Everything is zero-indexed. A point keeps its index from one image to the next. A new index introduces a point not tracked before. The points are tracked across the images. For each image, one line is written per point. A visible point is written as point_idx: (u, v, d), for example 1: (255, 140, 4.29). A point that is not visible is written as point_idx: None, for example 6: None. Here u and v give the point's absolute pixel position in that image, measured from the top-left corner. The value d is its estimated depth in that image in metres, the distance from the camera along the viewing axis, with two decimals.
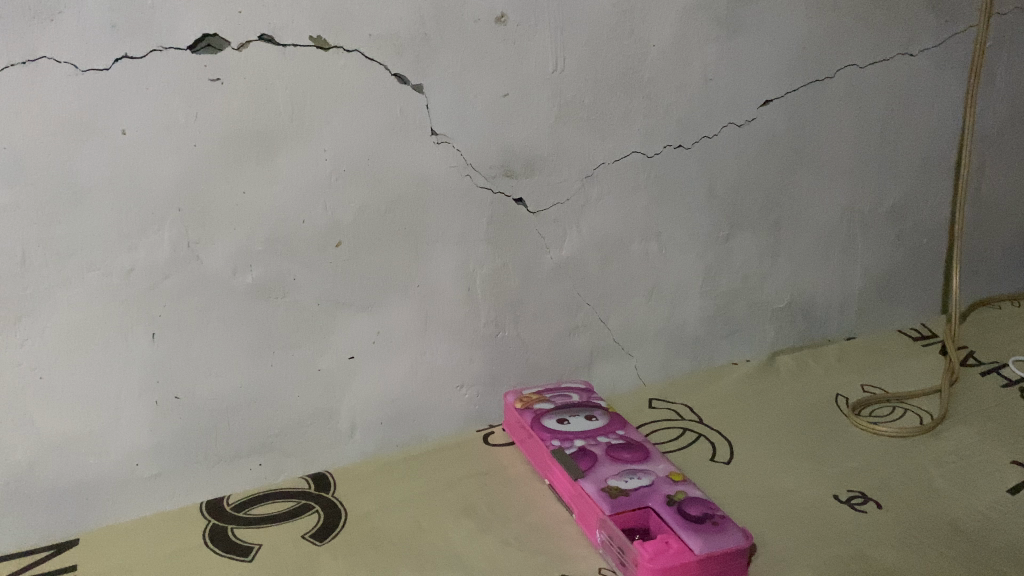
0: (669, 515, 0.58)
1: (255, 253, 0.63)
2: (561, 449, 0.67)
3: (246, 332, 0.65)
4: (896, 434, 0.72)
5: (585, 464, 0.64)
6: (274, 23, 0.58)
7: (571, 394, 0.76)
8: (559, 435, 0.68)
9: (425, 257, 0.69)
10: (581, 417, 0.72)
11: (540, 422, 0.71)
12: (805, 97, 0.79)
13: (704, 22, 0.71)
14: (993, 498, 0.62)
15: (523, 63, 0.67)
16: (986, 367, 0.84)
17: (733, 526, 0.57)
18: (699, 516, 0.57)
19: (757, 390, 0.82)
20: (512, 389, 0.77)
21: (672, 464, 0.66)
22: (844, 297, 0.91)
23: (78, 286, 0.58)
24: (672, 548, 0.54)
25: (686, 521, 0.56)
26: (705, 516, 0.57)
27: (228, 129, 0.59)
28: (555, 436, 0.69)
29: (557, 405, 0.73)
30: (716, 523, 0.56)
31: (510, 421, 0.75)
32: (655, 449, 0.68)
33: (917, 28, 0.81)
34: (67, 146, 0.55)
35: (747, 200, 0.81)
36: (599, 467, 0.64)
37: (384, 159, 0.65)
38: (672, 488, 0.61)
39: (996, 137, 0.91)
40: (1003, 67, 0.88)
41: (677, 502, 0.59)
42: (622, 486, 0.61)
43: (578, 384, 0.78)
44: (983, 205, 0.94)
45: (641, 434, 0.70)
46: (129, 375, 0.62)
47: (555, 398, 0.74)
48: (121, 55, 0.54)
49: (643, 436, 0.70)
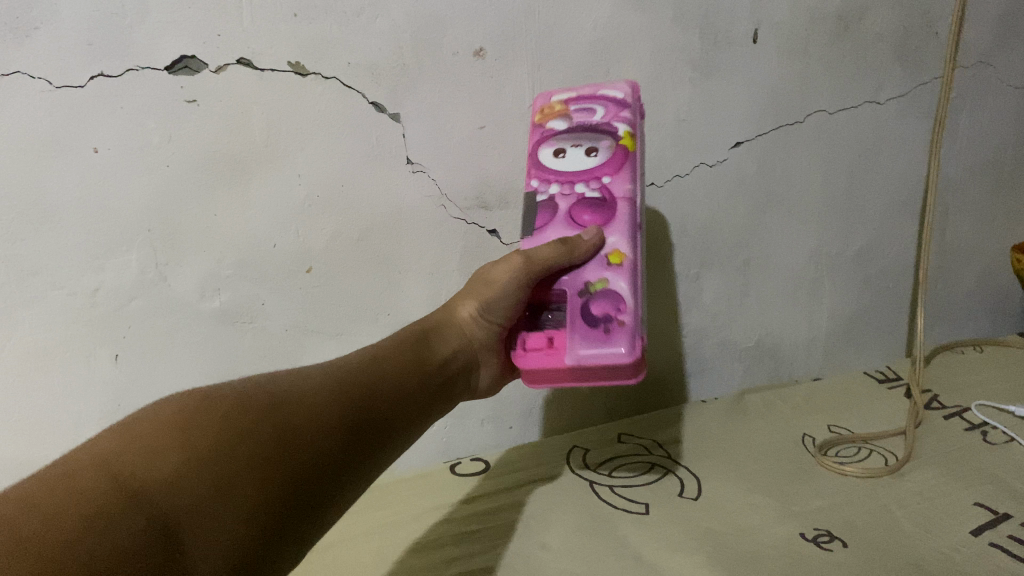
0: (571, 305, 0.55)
1: (224, 277, 0.63)
2: (533, 202, 0.59)
3: (212, 357, 0.65)
4: (863, 475, 0.72)
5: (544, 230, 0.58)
6: (253, 48, 0.58)
7: (598, 109, 0.61)
8: (543, 176, 0.60)
9: (397, 286, 0.69)
10: (587, 147, 0.59)
11: (534, 147, 0.61)
12: (774, 140, 0.80)
13: (678, 64, 0.73)
14: (956, 539, 0.62)
15: (500, 97, 0.67)
16: (950, 411, 0.84)
17: (623, 335, 0.52)
18: (595, 319, 0.53)
19: (725, 427, 0.82)
20: (635, 87, 0.63)
21: (627, 223, 0.57)
22: (811, 338, 0.92)
23: (42, 305, 0.59)
24: (545, 359, 0.53)
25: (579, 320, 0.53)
26: (602, 318, 0.53)
27: (203, 151, 0.59)
28: (543, 182, 0.59)
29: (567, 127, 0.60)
30: (608, 331, 0.52)
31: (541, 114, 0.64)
32: (628, 210, 0.57)
33: (884, 78, 0.83)
34: (38, 163, 0.55)
35: (717, 239, 0.82)
36: (547, 232, 0.58)
37: (357, 189, 0.65)
38: (594, 272, 0.55)
39: (958, 186, 0.93)
40: (965, 118, 0.90)
41: (586, 294, 0.54)
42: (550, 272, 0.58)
43: (631, 105, 0.61)
44: (946, 252, 0.96)
45: (627, 190, 0.58)
46: (90, 399, 0.63)
47: (580, 109, 0.61)
48: (97, 73, 0.54)
49: (639, 194, 0.58)
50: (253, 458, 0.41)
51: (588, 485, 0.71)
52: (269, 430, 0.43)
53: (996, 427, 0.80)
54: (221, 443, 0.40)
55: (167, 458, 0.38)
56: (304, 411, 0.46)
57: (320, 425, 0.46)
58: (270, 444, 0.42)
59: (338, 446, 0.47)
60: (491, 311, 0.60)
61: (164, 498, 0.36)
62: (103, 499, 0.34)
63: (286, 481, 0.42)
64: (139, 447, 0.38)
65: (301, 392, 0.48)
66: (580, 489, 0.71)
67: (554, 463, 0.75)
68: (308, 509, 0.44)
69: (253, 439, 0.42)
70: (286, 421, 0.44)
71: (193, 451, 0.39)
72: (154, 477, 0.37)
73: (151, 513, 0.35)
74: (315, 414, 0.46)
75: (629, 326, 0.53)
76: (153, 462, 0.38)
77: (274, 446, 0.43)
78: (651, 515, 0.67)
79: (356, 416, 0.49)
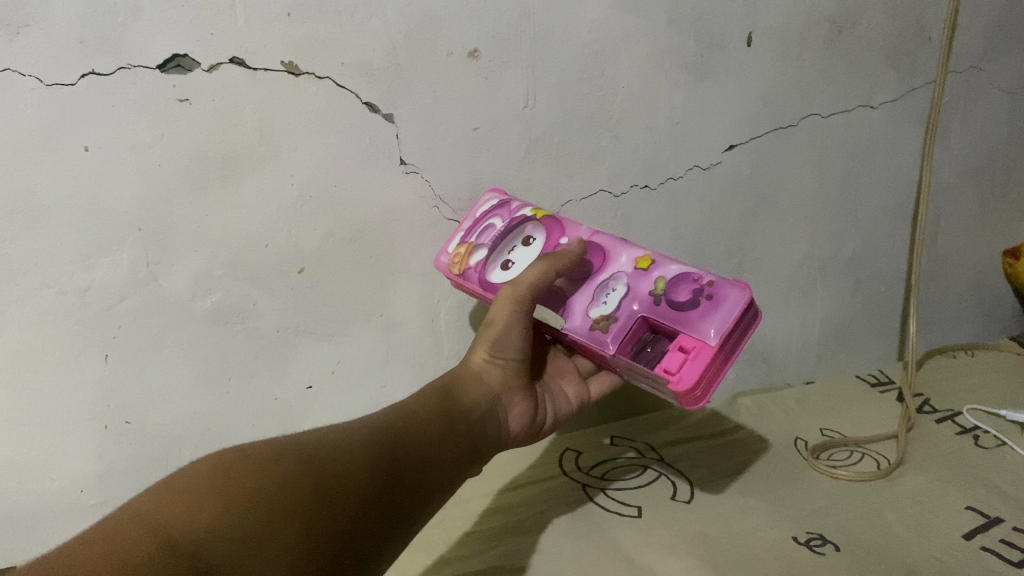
0: (659, 310, 0.57)
1: (215, 277, 0.63)
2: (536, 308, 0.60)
3: (203, 358, 0.65)
4: (855, 479, 0.72)
5: (572, 308, 0.60)
6: (247, 46, 0.57)
7: (493, 221, 0.65)
8: None
9: (390, 288, 0.69)
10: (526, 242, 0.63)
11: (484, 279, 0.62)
12: (768, 143, 0.80)
13: (672, 67, 0.72)
14: (949, 542, 0.62)
15: (494, 99, 0.66)
16: (942, 414, 0.85)
17: (725, 288, 0.57)
18: (692, 298, 0.57)
19: (717, 429, 0.82)
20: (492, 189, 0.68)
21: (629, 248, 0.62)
22: (803, 341, 0.92)
23: (31, 304, 0.58)
24: (699, 363, 0.53)
25: (675, 310, 0.56)
26: (695, 296, 0.57)
27: (195, 151, 0.58)
28: None
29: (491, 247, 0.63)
30: (712, 296, 0.56)
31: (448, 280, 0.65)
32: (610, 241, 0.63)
33: (877, 83, 0.83)
34: (28, 162, 0.54)
35: (710, 242, 0.82)
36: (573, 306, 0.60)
37: (349, 189, 0.64)
38: (647, 279, 0.59)
39: (950, 191, 0.94)
40: (957, 123, 0.90)
41: (662, 295, 0.58)
42: (605, 311, 0.58)
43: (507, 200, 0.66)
44: (937, 256, 0.96)
45: (585, 229, 0.63)
46: (80, 400, 0.62)
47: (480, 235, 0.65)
48: (88, 71, 0.54)
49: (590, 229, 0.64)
50: (287, 509, 0.42)
51: (581, 488, 0.71)
52: (304, 481, 0.44)
53: (987, 431, 0.80)
54: (257, 495, 0.41)
55: (205, 510, 0.39)
56: (336, 457, 0.47)
57: (354, 470, 0.47)
58: (310, 495, 0.43)
59: (375, 490, 0.47)
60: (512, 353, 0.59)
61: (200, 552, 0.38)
62: (139, 552, 0.36)
63: (326, 531, 0.43)
64: (178, 502, 0.39)
65: (336, 441, 0.49)
66: (573, 491, 0.70)
67: (546, 466, 0.75)
68: (348, 558, 0.44)
69: (289, 490, 0.43)
70: (320, 471, 0.45)
71: (230, 503, 0.40)
72: (192, 530, 0.38)
73: (187, 566, 0.37)
74: (350, 461, 0.47)
75: (715, 286, 0.57)
76: (189, 515, 0.39)
77: (307, 493, 0.43)
78: (644, 518, 0.66)
79: (390, 462, 0.49)
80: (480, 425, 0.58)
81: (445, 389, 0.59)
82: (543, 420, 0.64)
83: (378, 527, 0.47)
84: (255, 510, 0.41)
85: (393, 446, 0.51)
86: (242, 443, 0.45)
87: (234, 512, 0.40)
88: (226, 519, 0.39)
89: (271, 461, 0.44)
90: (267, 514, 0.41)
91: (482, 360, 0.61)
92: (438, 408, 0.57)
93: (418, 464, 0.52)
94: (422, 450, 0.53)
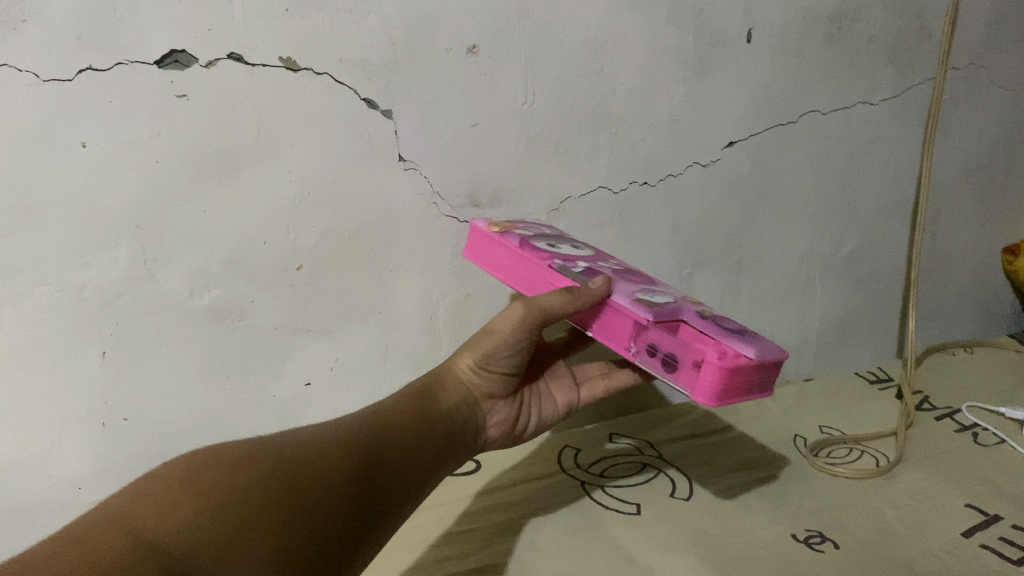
0: (705, 321, 0.53)
1: (213, 275, 0.62)
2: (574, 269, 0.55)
3: (200, 356, 0.65)
4: (854, 476, 0.72)
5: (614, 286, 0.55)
6: (244, 42, 0.57)
7: (542, 230, 0.65)
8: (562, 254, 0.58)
9: (388, 285, 0.69)
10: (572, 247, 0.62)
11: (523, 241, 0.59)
12: (768, 141, 0.80)
13: (672, 63, 0.72)
14: (947, 540, 0.62)
15: (493, 95, 0.66)
16: (941, 412, 0.85)
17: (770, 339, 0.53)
18: (737, 328, 0.53)
19: (717, 427, 0.82)
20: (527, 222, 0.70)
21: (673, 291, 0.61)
22: (802, 338, 0.92)
23: (28, 301, 0.57)
24: (740, 358, 0.48)
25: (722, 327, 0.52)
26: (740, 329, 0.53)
27: (193, 147, 0.58)
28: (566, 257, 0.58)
29: (535, 234, 0.62)
30: (755, 335, 0.53)
31: (473, 245, 0.62)
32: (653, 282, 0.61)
33: (877, 79, 0.83)
34: (24, 158, 0.54)
35: (709, 239, 0.82)
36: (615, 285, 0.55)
37: (348, 186, 0.64)
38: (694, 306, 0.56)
39: (950, 188, 0.93)
40: (957, 120, 0.90)
41: (707, 316, 0.54)
42: (649, 298, 0.53)
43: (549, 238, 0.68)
44: (937, 254, 0.96)
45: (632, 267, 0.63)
46: (77, 397, 0.62)
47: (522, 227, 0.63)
48: (85, 67, 0.54)
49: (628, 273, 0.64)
50: (264, 506, 0.42)
51: (579, 485, 0.71)
52: (283, 480, 0.44)
53: (986, 428, 0.80)
54: (234, 495, 0.41)
55: (179, 510, 0.39)
56: (314, 454, 0.47)
57: (334, 467, 0.47)
58: (288, 492, 0.43)
59: (357, 487, 0.47)
60: (495, 361, 0.59)
61: (175, 551, 0.38)
62: (110, 552, 0.36)
63: (305, 526, 0.43)
64: (152, 503, 0.39)
65: (313, 439, 0.49)
66: (572, 489, 0.70)
67: (545, 463, 0.75)
68: (329, 554, 0.44)
69: (268, 487, 0.43)
70: (299, 470, 0.45)
71: (206, 501, 0.40)
72: (165, 529, 0.38)
73: (160, 564, 0.37)
74: (329, 459, 0.47)
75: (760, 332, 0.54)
76: (163, 516, 0.39)
77: (285, 491, 0.43)
78: (643, 515, 0.66)
79: (370, 460, 0.49)
80: (460, 427, 0.58)
81: (427, 390, 0.59)
82: (525, 425, 0.64)
83: (360, 522, 0.47)
84: (231, 509, 0.41)
85: (373, 445, 0.51)
86: (221, 443, 0.46)
87: (210, 511, 0.40)
88: (203, 518, 0.39)
89: (248, 460, 0.44)
90: (243, 510, 0.41)
91: (469, 366, 0.60)
92: (417, 409, 0.57)
93: (399, 461, 0.52)
94: (402, 451, 0.52)
